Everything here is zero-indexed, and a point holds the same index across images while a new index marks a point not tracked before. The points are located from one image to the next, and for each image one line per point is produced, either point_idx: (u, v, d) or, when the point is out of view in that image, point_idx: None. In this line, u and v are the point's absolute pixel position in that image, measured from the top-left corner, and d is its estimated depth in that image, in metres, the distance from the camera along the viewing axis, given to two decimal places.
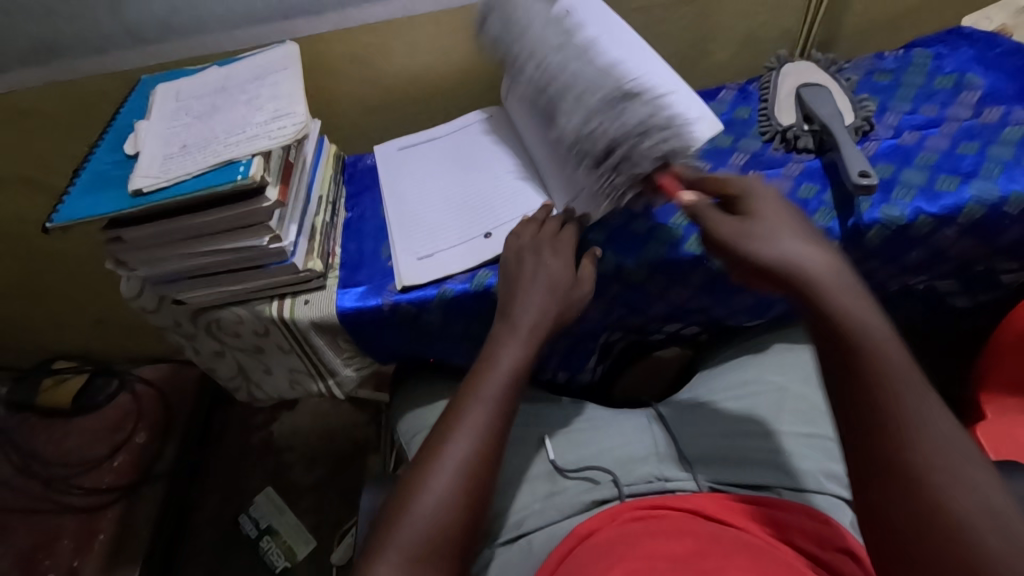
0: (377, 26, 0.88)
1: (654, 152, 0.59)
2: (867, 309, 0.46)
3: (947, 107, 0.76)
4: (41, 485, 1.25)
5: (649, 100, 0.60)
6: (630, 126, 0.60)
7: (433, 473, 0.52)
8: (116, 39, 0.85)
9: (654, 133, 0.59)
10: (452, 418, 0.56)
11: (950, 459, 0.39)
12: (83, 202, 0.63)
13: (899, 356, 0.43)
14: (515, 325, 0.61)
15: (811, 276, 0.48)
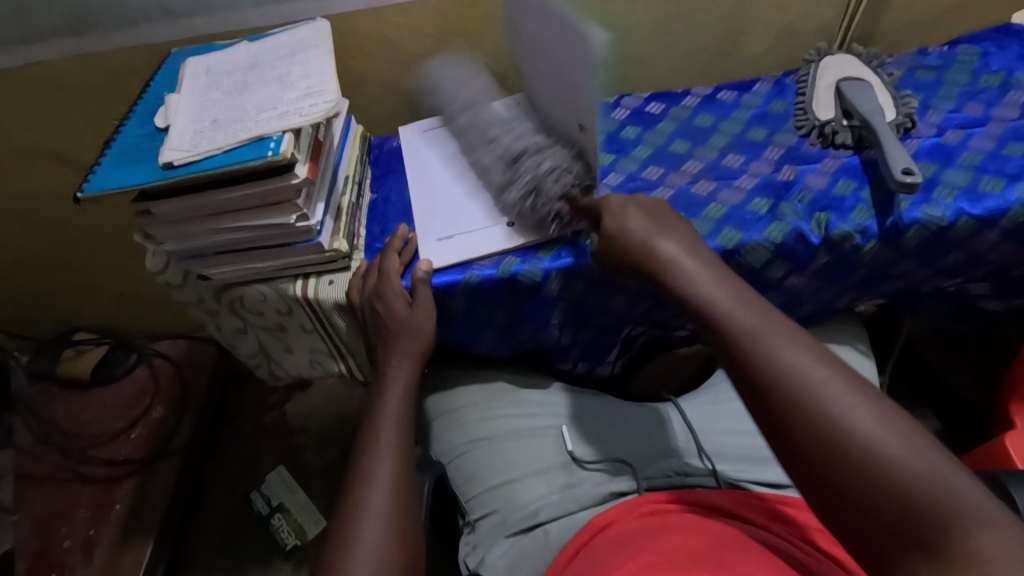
0: (407, 7, 0.87)
1: (552, 199, 0.65)
2: (758, 314, 0.49)
3: (993, 106, 0.74)
4: (59, 453, 1.27)
5: (532, 160, 0.67)
6: (519, 191, 0.66)
7: (368, 508, 0.53)
8: (148, 12, 0.85)
9: (549, 180, 0.65)
10: (362, 462, 0.58)
11: (876, 431, 0.40)
12: (112, 173, 0.63)
13: (790, 345, 0.45)
14: (395, 361, 0.66)
15: (709, 301, 0.50)
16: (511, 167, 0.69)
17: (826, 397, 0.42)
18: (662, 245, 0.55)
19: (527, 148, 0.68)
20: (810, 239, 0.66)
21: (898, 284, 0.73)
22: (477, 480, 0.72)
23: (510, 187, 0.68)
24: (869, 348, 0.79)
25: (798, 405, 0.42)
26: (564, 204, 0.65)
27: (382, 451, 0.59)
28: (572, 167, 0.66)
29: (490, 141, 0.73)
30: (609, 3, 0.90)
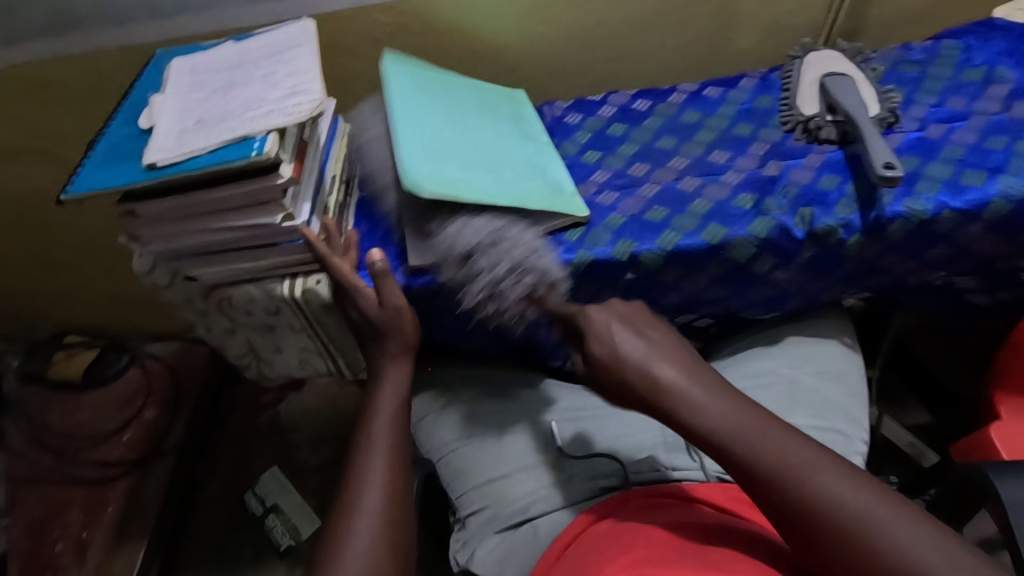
0: (394, 5, 0.87)
1: (515, 300, 0.64)
2: (717, 408, 0.48)
3: (976, 100, 0.74)
4: (51, 456, 1.27)
5: (487, 256, 0.63)
6: (481, 293, 0.64)
7: (359, 510, 0.53)
8: (134, 12, 0.84)
9: (509, 284, 0.63)
10: (357, 461, 0.57)
11: (864, 506, 0.42)
12: (97, 174, 0.63)
13: (762, 443, 0.46)
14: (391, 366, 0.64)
15: (683, 403, 0.49)
16: (461, 266, 0.65)
17: (812, 488, 0.44)
18: (619, 337, 0.53)
19: (470, 248, 0.64)
20: (794, 233, 0.67)
21: (884, 278, 0.74)
22: (467, 477, 0.72)
23: (468, 284, 0.65)
24: (855, 342, 0.79)
25: (789, 494, 0.44)
26: (528, 302, 0.64)
27: (373, 451, 0.57)
28: (529, 264, 0.63)
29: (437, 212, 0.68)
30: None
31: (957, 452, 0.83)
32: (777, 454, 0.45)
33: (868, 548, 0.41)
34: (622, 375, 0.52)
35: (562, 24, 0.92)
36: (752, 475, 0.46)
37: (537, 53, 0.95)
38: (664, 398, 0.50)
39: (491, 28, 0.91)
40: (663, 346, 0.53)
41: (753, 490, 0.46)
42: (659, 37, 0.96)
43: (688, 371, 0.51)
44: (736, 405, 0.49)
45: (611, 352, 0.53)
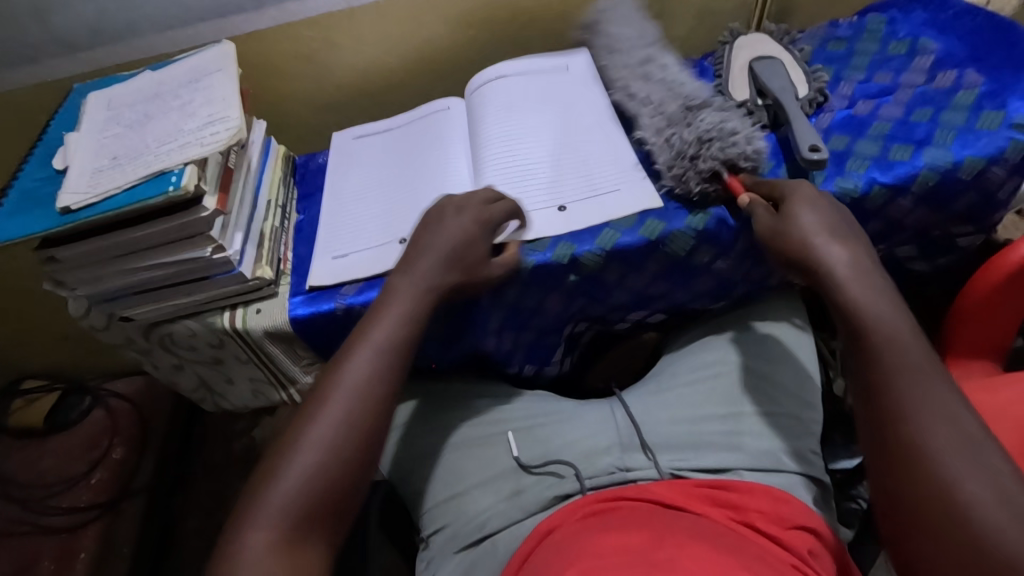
0: (319, 20, 0.85)
1: (719, 154, 0.65)
2: (882, 301, 0.52)
3: (901, 73, 0.75)
4: (16, 506, 1.22)
5: (711, 114, 0.69)
6: (694, 133, 0.67)
7: (315, 430, 0.51)
8: (46, 47, 0.81)
9: (722, 140, 0.66)
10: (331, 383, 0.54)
11: (951, 441, 0.44)
12: (10, 222, 0.60)
13: (910, 353, 0.49)
14: (405, 281, 0.60)
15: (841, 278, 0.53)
16: (684, 122, 0.71)
17: (924, 412, 0.46)
18: (799, 215, 0.57)
19: (708, 104, 0.72)
20: (730, 222, 0.67)
21: None
22: (430, 493, 0.71)
23: (678, 133, 0.70)
24: (806, 322, 0.77)
25: (889, 386, 0.48)
26: (723, 169, 0.65)
27: (338, 387, 0.53)
28: (754, 139, 0.66)
29: (669, 93, 0.76)
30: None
31: None
32: (912, 363, 0.48)
33: (936, 470, 0.44)
34: (789, 240, 0.57)
35: (494, 27, 0.91)
36: (873, 357, 0.50)
37: (473, 57, 0.94)
38: (827, 278, 0.54)
39: (423, 36, 0.90)
40: (841, 239, 0.56)
41: (875, 382, 0.49)
42: None
43: (863, 259, 0.54)
44: (896, 304, 0.52)
45: (790, 216, 0.58)
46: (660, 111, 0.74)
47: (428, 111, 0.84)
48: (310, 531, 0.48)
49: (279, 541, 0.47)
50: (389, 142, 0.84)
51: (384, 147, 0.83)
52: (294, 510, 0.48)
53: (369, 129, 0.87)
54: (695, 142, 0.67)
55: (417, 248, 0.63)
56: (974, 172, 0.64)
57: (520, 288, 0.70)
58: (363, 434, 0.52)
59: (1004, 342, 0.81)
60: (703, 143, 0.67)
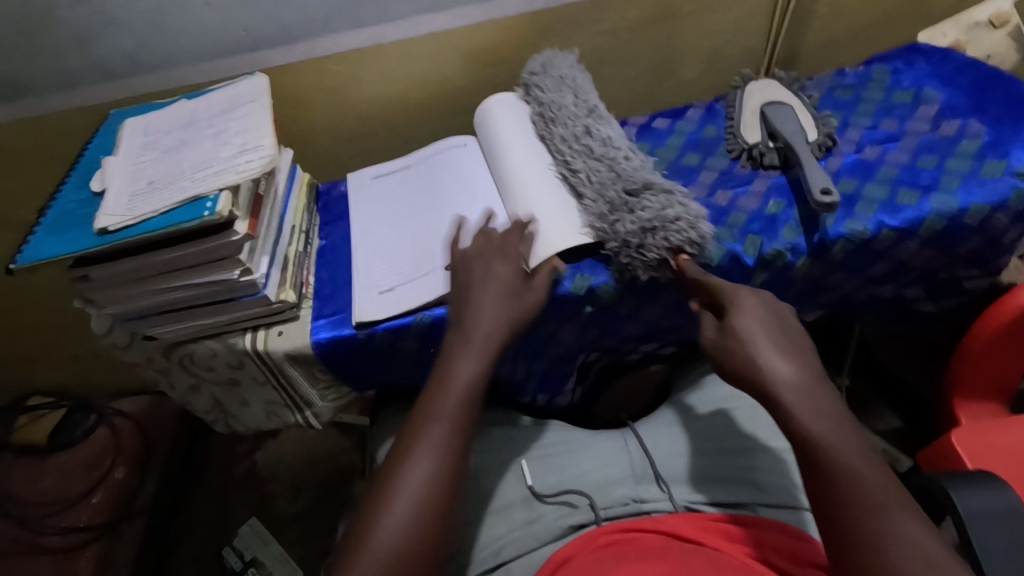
0: (347, 54, 0.89)
1: (663, 243, 0.66)
2: (821, 416, 0.49)
3: (907, 121, 0.78)
4: (15, 525, 1.21)
5: (658, 197, 0.67)
6: (639, 223, 0.66)
7: (404, 478, 0.53)
8: (84, 75, 0.84)
9: (667, 229, 0.66)
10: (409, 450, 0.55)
11: (914, 565, 0.41)
12: (48, 241, 0.62)
13: (860, 464, 0.47)
14: (462, 346, 0.61)
15: (784, 387, 0.51)
16: (624, 206, 0.68)
17: (879, 537, 0.43)
18: (751, 321, 0.56)
19: (649, 184, 0.69)
20: (744, 260, 0.69)
21: (834, 296, 0.76)
22: None
23: (622, 214, 0.67)
24: None
25: (843, 502, 0.45)
26: (669, 255, 0.66)
27: (417, 450, 0.54)
28: (699, 223, 0.66)
29: (602, 159, 0.72)
30: (544, 39, 0.93)
31: (923, 460, 0.83)
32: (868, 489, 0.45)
33: None
34: (738, 354, 0.55)
35: (512, 65, 0.95)
36: (822, 472, 0.47)
37: (492, 93, 0.98)
38: (771, 390, 0.52)
39: (444, 72, 0.94)
40: (790, 350, 0.54)
41: (819, 500, 0.47)
42: (605, 75, 0.99)
43: (809, 380, 0.52)
44: (847, 422, 0.50)
45: (732, 328, 0.56)
46: (601, 194, 0.69)
47: (439, 148, 0.86)
48: None
49: None
50: (408, 178, 0.85)
51: (405, 184, 0.84)
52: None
53: (384, 166, 0.88)
54: (638, 227, 0.66)
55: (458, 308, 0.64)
56: (980, 217, 0.67)
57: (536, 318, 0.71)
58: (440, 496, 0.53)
59: (1007, 384, 0.83)
60: (648, 231, 0.66)
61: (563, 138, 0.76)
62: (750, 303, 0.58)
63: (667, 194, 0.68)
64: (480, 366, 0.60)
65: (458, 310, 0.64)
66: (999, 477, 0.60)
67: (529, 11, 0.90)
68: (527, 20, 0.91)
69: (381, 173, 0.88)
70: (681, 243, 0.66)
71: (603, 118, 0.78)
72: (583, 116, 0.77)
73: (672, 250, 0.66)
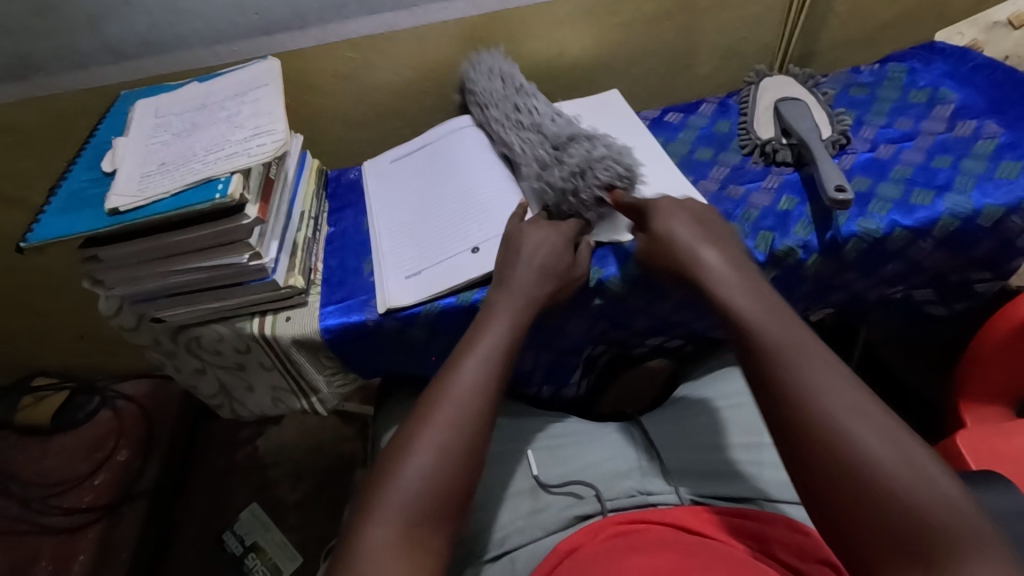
0: (360, 41, 0.88)
1: (595, 183, 0.67)
2: (788, 339, 0.51)
3: (922, 121, 0.77)
4: (18, 505, 1.22)
5: (583, 145, 0.69)
6: (569, 169, 0.67)
7: (432, 424, 0.53)
8: (95, 55, 0.84)
9: (594, 168, 0.67)
10: (437, 399, 0.55)
11: (885, 452, 0.43)
12: (58, 221, 0.62)
13: (827, 374, 0.48)
14: (501, 304, 0.62)
15: (751, 320, 0.54)
16: (553, 160, 0.70)
17: (851, 434, 0.44)
18: (715, 265, 0.60)
19: (573, 136, 0.71)
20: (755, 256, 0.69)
21: (844, 295, 0.76)
22: None
23: (552, 168, 0.69)
24: None
25: (815, 410, 0.47)
26: (605, 194, 0.68)
27: (444, 401, 0.54)
28: (623, 158, 0.68)
29: (529, 127, 0.75)
30: (558, 31, 0.93)
31: None
32: (870, 443, 0.43)
33: (879, 486, 0.42)
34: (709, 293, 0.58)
35: (525, 55, 0.95)
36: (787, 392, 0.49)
37: None
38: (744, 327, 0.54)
39: (457, 61, 0.93)
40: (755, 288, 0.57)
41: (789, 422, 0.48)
42: (618, 68, 0.99)
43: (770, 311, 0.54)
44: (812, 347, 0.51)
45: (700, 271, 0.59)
46: (532, 157, 0.72)
47: (450, 130, 0.86)
48: (424, 547, 0.48)
49: (396, 558, 0.46)
50: (423, 162, 0.84)
51: (421, 167, 0.84)
52: (411, 525, 0.48)
53: (399, 152, 0.88)
54: (567, 173, 0.67)
55: (502, 269, 0.64)
56: (993, 219, 0.66)
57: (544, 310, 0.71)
58: (468, 454, 0.53)
59: (1016, 388, 0.82)
60: (579, 174, 0.67)
61: (498, 116, 0.79)
62: (716, 248, 0.61)
63: (592, 141, 0.70)
64: (515, 326, 0.60)
65: (501, 272, 0.64)
66: (1006, 479, 0.60)
67: (544, 1, 0.89)
68: (542, 12, 0.90)
69: (397, 158, 0.88)
70: (613, 180, 0.67)
71: (533, 94, 0.81)
72: (509, 93, 0.80)
73: (606, 188, 0.68)
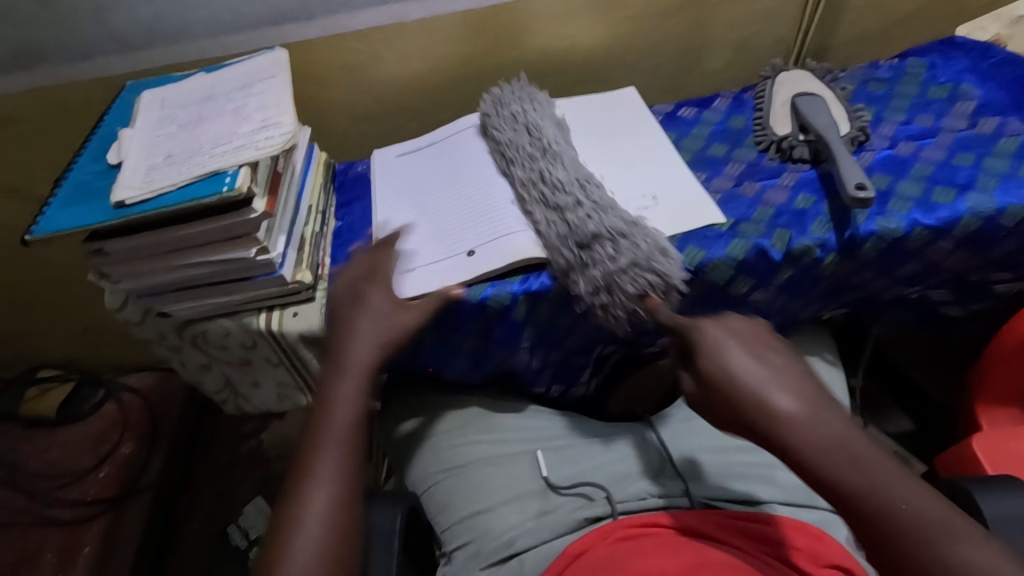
0: (368, 33, 0.87)
1: (624, 297, 0.64)
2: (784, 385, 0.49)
3: (943, 117, 0.76)
4: (23, 497, 1.22)
5: (612, 248, 0.64)
6: (592, 284, 0.65)
7: (312, 484, 0.50)
8: (101, 45, 0.83)
9: (625, 283, 0.64)
10: (311, 452, 0.52)
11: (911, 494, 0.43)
12: (63, 213, 0.61)
13: (829, 423, 0.47)
14: (354, 341, 0.60)
15: (750, 375, 0.50)
16: (580, 262, 0.65)
17: (879, 481, 0.44)
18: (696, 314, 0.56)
19: (601, 233, 0.65)
20: (770, 255, 0.67)
21: (861, 295, 0.75)
22: (453, 510, 0.70)
23: (579, 274, 0.65)
24: (836, 357, 0.80)
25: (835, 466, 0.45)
26: (636, 304, 0.65)
27: (319, 452, 0.52)
28: (653, 266, 0.64)
29: (555, 208, 0.68)
30: (570, 23, 0.91)
31: (944, 464, 0.81)
32: (893, 482, 0.44)
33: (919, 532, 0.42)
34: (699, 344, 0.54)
35: (536, 48, 0.93)
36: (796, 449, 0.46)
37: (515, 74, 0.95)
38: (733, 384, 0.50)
39: (467, 54, 0.92)
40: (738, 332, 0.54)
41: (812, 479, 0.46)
42: (630, 62, 0.97)
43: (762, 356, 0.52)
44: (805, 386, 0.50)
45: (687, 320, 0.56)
46: (557, 251, 0.67)
47: (458, 129, 0.85)
48: None
49: None
50: (432, 158, 0.83)
51: (429, 163, 0.83)
52: None
53: (407, 147, 0.87)
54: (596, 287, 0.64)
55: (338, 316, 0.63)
56: (1016, 219, 0.65)
57: (555, 307, 0.70)
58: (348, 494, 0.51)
59: None
60: (608, 288, 0.64)
61: (520, 181, 0.72)
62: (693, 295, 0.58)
63: (624, 241, 0.64)
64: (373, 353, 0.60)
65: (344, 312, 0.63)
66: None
67: None
68: (553, 3, 0.89)
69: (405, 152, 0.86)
70: (644, 290, 0.64)
71: (561, 155, 0.73)
72: (535, 158, 0.73)
73: (637, 296, 0.64)
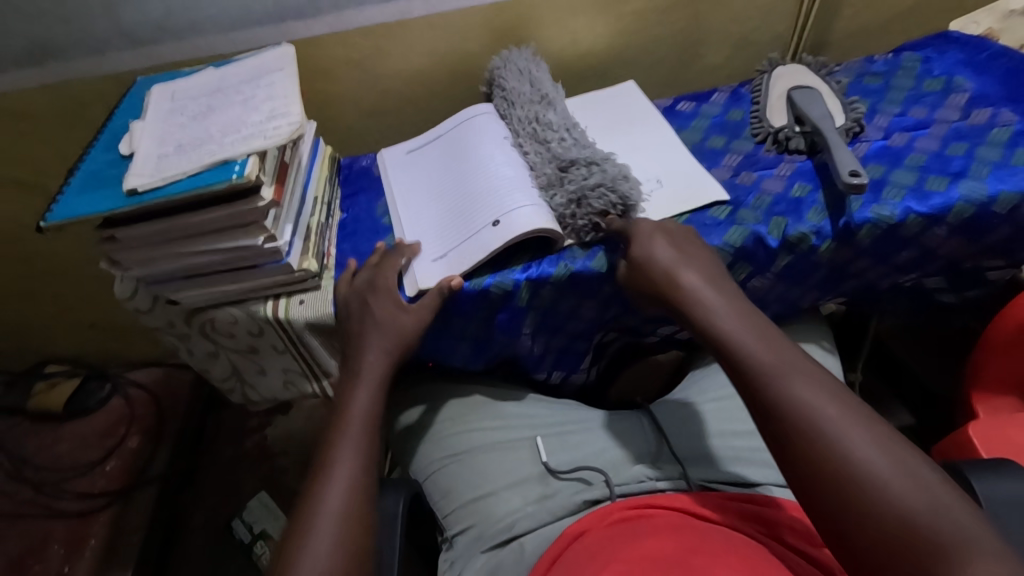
0: (373, 29, 0.89)
1: (590, 211, 0.68)
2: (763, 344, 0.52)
3: (936, 109, 0.77)
4: (31, 489, 1.23)
5: (587, 169, 0.70)
6: (565, 196, 0.69)
7: (336, 472, 0.55)
8: (111, 41, 0.85)
9: (591, 195, 0.67)
10: (334, 450, 0.58)
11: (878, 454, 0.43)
12: (76, 201, 0.63)
13: (803, 381, 0.48)
14: (373, 346, 0.66)
15: (728, 332, 0.54)
16: (556, 181, 0.71)
17: (840, 432, 0.45)
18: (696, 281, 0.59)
19: (580, 158, 0.71)
20: (767, 242, 0.69)
21: (857, 283, 0.76)
22: (455, 494, 0.71)
23: (555, 189, 0.70)
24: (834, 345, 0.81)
25: (802, 415, 0.46)
26: (600, 221, 0.68)
27: (342, 446, 0.57)
28: (619, 185, 0.67)
29: (542, 141, 0.76)
30: (570, 20, 0.93)
31: (940, 452, 0.82)
32: (863, 439, 0.44)
33: (878, 487, 0.42)
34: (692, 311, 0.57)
35: (538, 43, 0.95)
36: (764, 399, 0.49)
37: None
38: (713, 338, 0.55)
39: (470, 49, 0.94)
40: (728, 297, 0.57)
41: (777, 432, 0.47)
42: (631, 57, 0.99)
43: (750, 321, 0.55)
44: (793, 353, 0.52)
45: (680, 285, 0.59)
46: (538, 172, 0.73)
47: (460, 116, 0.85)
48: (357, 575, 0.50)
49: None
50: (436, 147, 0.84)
51: (432, 152, 0.84)
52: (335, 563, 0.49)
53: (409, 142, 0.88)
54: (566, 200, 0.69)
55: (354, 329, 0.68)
56: (1009, 206, 0.66)
57: (556, 294, 0.72)
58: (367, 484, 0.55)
59: None
60: (577, 202, 0.68)
61: (519, 122, 0.79)
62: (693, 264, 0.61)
63: (598, 167, 0.69)
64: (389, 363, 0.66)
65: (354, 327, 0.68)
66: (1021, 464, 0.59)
67: None
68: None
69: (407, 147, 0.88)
70: (608, 208, 0.67)
71: (557, 104, 0.80)
72: (533, 103, 0.80)
73: (602, 214, 0.68)
